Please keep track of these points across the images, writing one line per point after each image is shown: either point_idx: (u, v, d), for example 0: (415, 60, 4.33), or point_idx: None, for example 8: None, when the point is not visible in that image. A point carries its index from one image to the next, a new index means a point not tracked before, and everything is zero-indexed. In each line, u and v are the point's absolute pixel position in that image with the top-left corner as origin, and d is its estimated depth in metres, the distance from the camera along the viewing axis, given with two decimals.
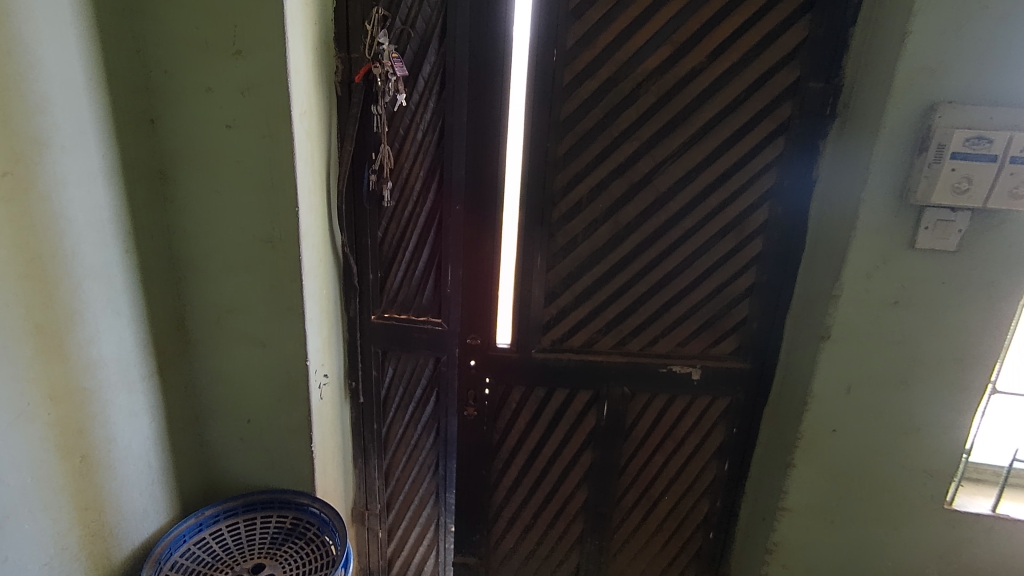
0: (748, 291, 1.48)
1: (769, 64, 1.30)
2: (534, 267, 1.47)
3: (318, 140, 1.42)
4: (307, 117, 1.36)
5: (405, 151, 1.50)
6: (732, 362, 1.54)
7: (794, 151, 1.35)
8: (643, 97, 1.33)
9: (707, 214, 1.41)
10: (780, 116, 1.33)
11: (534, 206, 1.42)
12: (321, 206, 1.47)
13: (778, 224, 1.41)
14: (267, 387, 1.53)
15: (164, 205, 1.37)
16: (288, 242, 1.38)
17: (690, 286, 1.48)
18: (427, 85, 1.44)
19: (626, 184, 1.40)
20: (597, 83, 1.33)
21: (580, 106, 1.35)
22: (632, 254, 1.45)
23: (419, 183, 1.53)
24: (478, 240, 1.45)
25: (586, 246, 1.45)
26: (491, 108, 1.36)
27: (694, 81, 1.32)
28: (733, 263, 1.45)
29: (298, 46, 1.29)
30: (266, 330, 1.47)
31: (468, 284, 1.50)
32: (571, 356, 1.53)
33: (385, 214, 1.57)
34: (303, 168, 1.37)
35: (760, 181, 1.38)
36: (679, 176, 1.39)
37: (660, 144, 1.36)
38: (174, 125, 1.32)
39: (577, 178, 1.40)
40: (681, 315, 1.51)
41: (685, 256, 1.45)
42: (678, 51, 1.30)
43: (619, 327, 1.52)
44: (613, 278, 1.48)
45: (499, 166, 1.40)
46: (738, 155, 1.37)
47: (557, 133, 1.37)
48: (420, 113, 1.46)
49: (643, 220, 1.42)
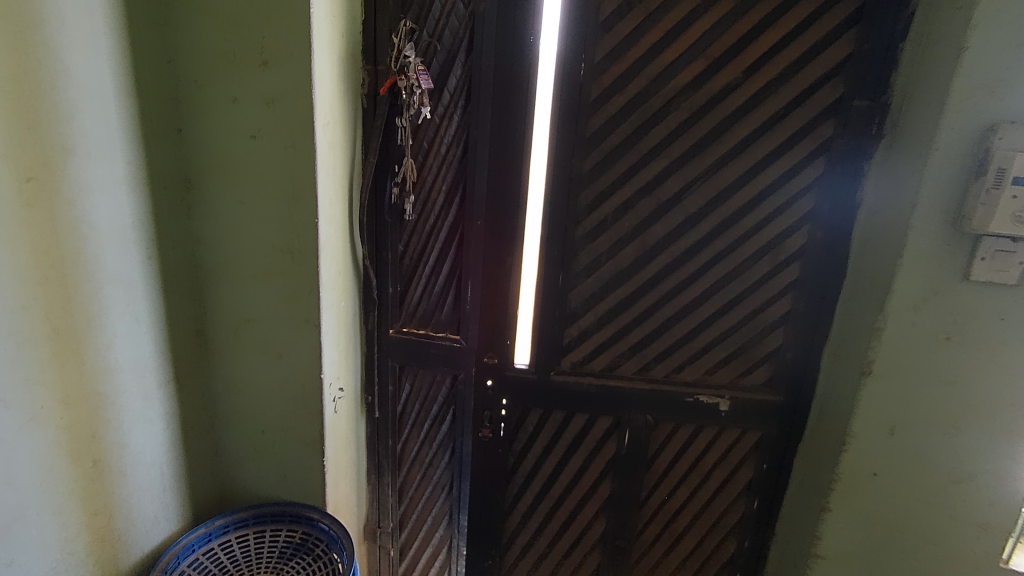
0: (782, 319, 1.40)
1: (809, 80, 1.23)
2: (555, 287, 1.42)
3: (341, 151, 1.41)
4: (331, 129, 1.35)
5: (428, 164, 1.48)
6: (764, 394, 1.45)
7: (835, 172, 1.27)
8: (674, 113, 1.28)
9: (740, 236, 1.34)
10: (820, 136, 1.26)
11: (557, 223, 1.37)
12: (343, 218, 1.46)
13: (817, 249, 1.32)
14: (282, 398, 1.51)
15: (188, 213, 1.38)
16: (307, 253, 1.38)
17: (720, 312, 1.41)
18: (452, 98, 1.42)
19: (654, 204, 1.34)
20: (625, 98, 1.28)
21: (607, 122, 1.30)
22: (658, 276, 1.39)
23: (441, 197, 1.50)
24: (498, 257, 1.41)
25: (609, 266, 1.39)
26: (516, 122, 1.32)
27: (729, 97, 1.25)
28: (766, 289, 1.38)
29: (324, 58, 1.28)
30: (282, 340, 1.46)
31: (486, 301, 1.45)
32: (591, 380, 1.47)
33: (407, 227, 1.55)
34: (325, 178, 1.36)
35: (798, 204, 1.31)
36: (710, 197, 1.32)
37: (691, 162, 1.30)
38: (200, 135, 1.33)
39: (603, 195, 1.35)
40: (709, 342, 1.43)
41: (715, 280, 1.38)
42: (712, 66, 1.24)
43: (643, 352, 1.45)
44: (638, 301, 1.41)
45: (522, 182, 1.36)
46: (773, 175, 1.29)
47: (583, 148, 1.32)
48: (444, 127, 1.44)
49: (670, 241, 1.36)
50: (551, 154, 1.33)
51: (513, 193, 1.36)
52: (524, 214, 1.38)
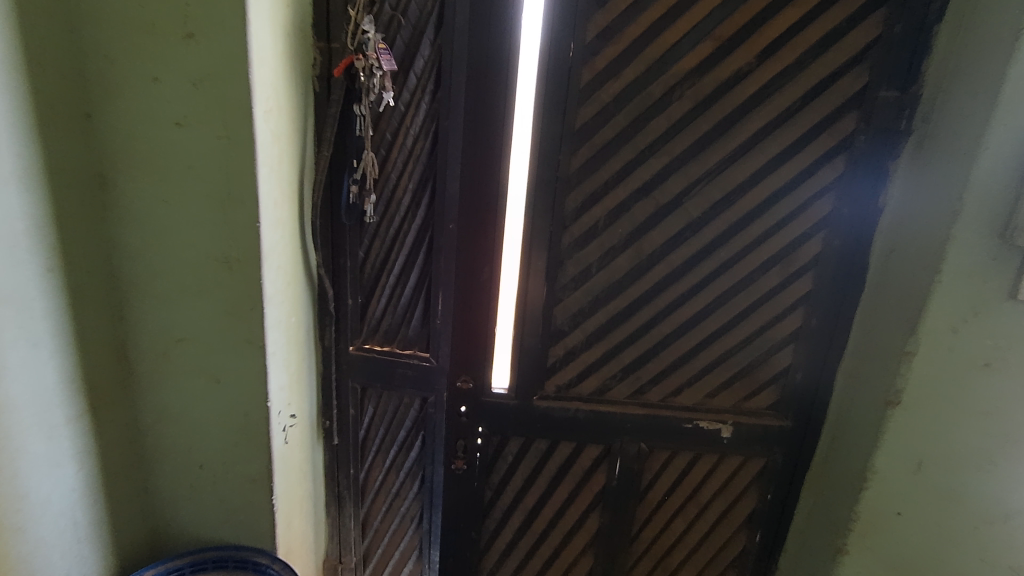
0: (793, 335, 1.25)
1: (831, 67, 1.07)
2: (539, 302, 1.24)
3: (289, 142, 1.21)
4: (275, 116, 1.14)
5: (392, 159, 1.28)
6: (770, 418, 1.30)
7: (857, 172, 1.12)
8: (677, 103, 1.11)
9: (748, 244, 1.19)
10: (841, 131, 1.10)
11: (541, 229, 1.19)
12: (292, 221, 1.25)
13: (834, 258, 1.18)
14: (222, 429, 1.30)
15: (103, 216, 1.16)
16: (247, 263, 1.17)
17: (723, 328, 1.25)
18: (420, 82, 1.22)
19: (652, 207, 1.17)
20: (621, 85, 1.10)
21: (599, 113, 1.12)
22: (655, 289, 1.22)
23: (407, 197, 1.31)
24: (472, 267, 1.22)
25: (600, 277, 1.22)
26: (493, 111, 1.13)
27: (740, 86, 1.09)
28: (776, 303, 1.22)
29: (263, 31, 1.07)
30: (221, 364, 1.25)
31: (460, 316, 1.26)
32: (579, 405, 1.30)
33: (368, 231, 1.35)
34: (269, 176, 1.15)
35: (814, 207, 1.15)
36: (716, 199, 1.16)
37: (696, 159, 1.14)
38: (115, 122, 1.10)
39: (593, 197, 1.17)
40: (711, 362, 1.27)
41: (719, 293, 1.22)
42: (722, 48, 1.07)
43: (637, 373, 1.29)
44: (632, 316, 1.25)
45: (501, 182, 1.17)
46: (787, 176, 1.14)
47: (570, 143, 1.14)
48: (411, 116, 1.25)
49: (670, 249, 1.19)
50: (534, 149, 1.14)
51: (490, 194, 1.18)
52: (504, 219, 1.19)
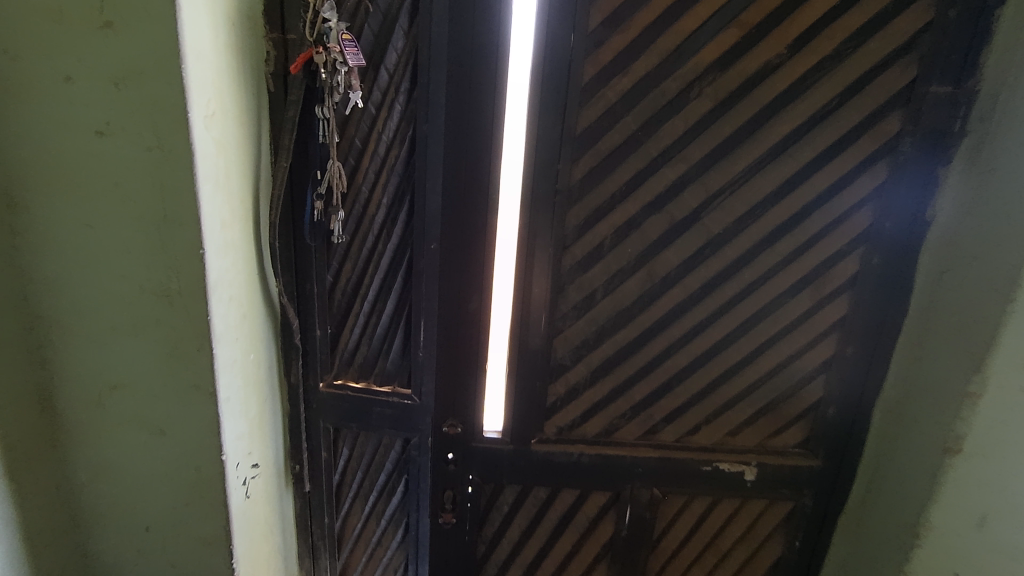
0: (825, 365, 1.10)
1: (875, 58, 0.91)
2: (536, 334, 1.07)
3: (239, 152, 1.02)
4: (220, 122, 0.96)
5: (362, 169, 1.11)
6: (799, 458, 1.15)
7: (903, 180, 0.96)
8: (696, 102, 0.94)
9: (777, 263, 1.03)
10: (884, 133, 0.95)
11: (538, 251, 1.02)
12: (246, 245, 1.07)
13: (874, 278, 1.02)
14: (170, 487, 1.12)
15: (12, 243, 0.96)
16: (191, 296, 0.99)
17: (747, 359, 1.09)
18: (392, 80, 1.05)
19: (665, 223, 1.01)
20: (630, 82, 0.94)
21: (605, 115, 0.95)
22: (669, 316, 1.06)
23: (381, 213, 1.13)
24: (458, 295, 1.05)
25: (606, 304, 1.06)
26: (480, 114, 0.95)
27: (770, 81, 0.93)
28: (806, 329, 1.07)
29: (199, 19, 0.88)
30: (164, 413, 1.06)
31: (445, 351, 1.09)
32: (583, 449, 1.14)
33: (337, 253, 1.17)
34: (214, 192, 0.97)
35: (853, 219, 1.00)
36: (740, 213, 1.00)
37: (718, 167, 0.97)
38: (19, 129, 0.90)
39: (598, 213, 1.01)
40: (733, 397, 1.12)
41: (743, 319, 1.06)
42: (748, 38, 0.91)
43: (649, 411, 1.13)
44: (643, 348, 1.09)
45: (491, 196, 1.00)
46: (823, 185, 0.98)
47: (571, 151, 0.97)
48: (384, 119, 1.07)
49: (687, 270, 1.03)
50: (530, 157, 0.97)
51: (479, 210, 1.00)
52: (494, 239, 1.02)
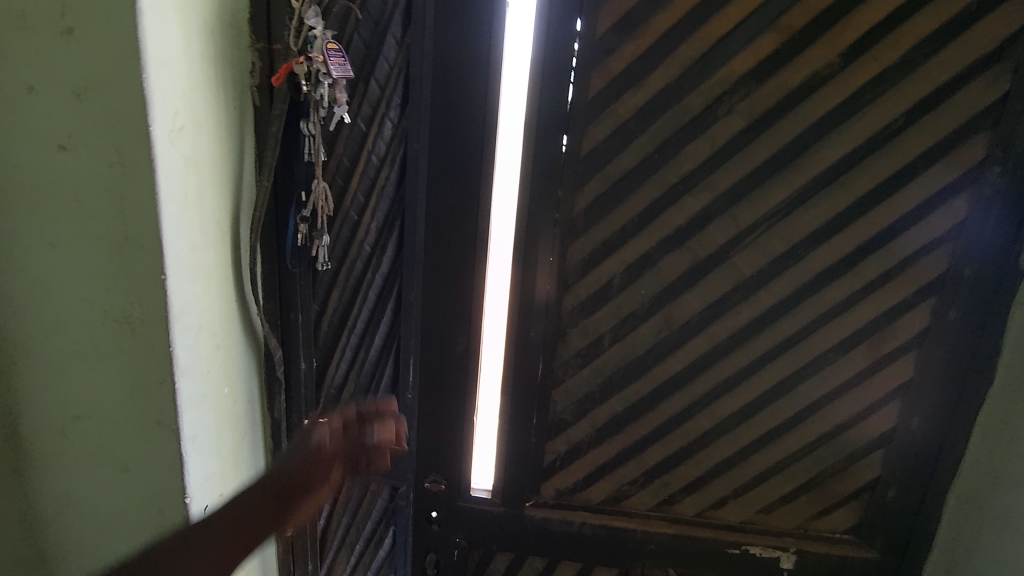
0: (883, 439, 0.90)
1: (953, 69, 0.74)
2: (531, 382, 0.93)
3: (216, 170, 0.94)
4: (191, 136, 0.88)
5: (351, 190, 1.02)
6: (847, 546, 0.96)
7: (988, 219, 0.77)
8: (725, 121, 0.79)
9: (823, 313, 0.85)
10: (965, 160, 0.76)
11: (536, 288, 0.89)
12: (221, 270, 0.98)
13: (946, 337, 0.83)
14: (133, 529, 1.02)
15: None
16: (154, 327, 0.89)
17: (785, 426, 0.91)
18: (383, 94, 0.97)
19: (686, 261, 0.85)
20: (646, 96, 0.80)
21: (615, 135, 0.82)
22: (690, 370, 0.90)
23: (371, 236, 1.05)
24: (443, 335, 0.93)
25: (615, 351, 0.91)
26: (469, 132, 0.84)
27: (817, 96, 0.77)
28: (859, 394, 0.88)
29: (166, 23, 0.80)
30: (127, 451, 0.97)
31: (428, 396, 0.97)
32: (586, 518, 0.98)
33: (323, 280, 1.08)
34: (183, 213, 0.88)
35: (922, 264, 0.81)
36: (778, 253, 0.83)
37: (751, 197, 0.82)
38: None
39: (606, 248, 0.87)
40: (766, 468, 0.94)
41: (780, 379, 0.89)
42: (791, 44, 0.75)
43: (664, 479, 0.96)
44: (658, 406, 0.93)
45: (480, 224, 0.88)
46: (884, 222, 0.80)
47: (575, 176, 0.84)
48: (373, 136, 0.98)
49: (712, 317, 0.87)
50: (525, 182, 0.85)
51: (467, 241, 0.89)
52: (484, 273, 0.90)
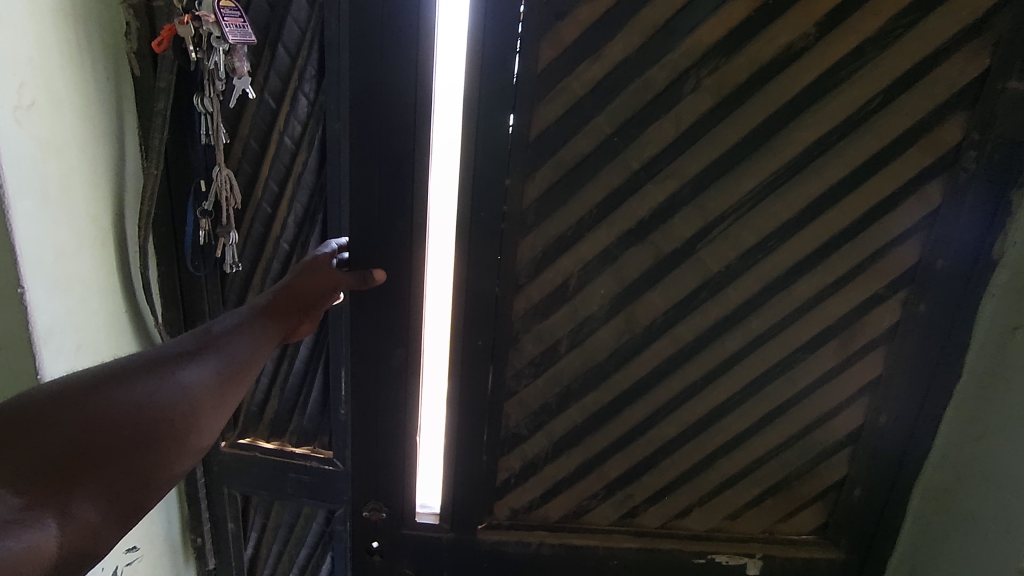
0: (851, 437, 0.86)
1: (933, 43, 0.67)
2: (480, 395, 0.83)
3: (86, 154, 0.76)
4: (46, 113, 0.70)
5: (262, 179, 0.86)
6: (814, 547, 0.92)
7: (965, 208, 0.72)
8: (692, 98, 0.70)
9: (794, 310, 0.79)
10: (942, 143, 0.70)
11: (484, 291, 0.78)
12: (102, 277, 0.81)
13: (919, 331, 0.78)
14: None
15: None
16: (13, 350, 0.72)
17: (753, 430, 0.85)
18: (295, 63, 0.80)
19: (650, 257, 0.76)
20: (603, 69, 0.69)
21: (568, 115, 0.71)
22: (653, 376, 0.82)
23: (288, 233, 0.89)
24: (377, 347, 0.81)
25: (574, 358, 0.82)
26: (399, 112, 0.71)
27: (792, 71, 0.68)
28: (828, 394, 0.83)
29: None
30: None
31: (363, 417, 0.85)
32: (544, 536, 0.90)
33: (234, 283, 0.92)
34: (43, 209, 0.71)
35: (895, 255, 0.75)
36: (748, 246, 0.75)
37: (719, 185, 0.73)
38: None
39: (561, 244, 0.76)
40: (734, 474, 0.88)
41: (749, 380, 0.82)
42: (764, 10, 0.66)
43: (627, 491, 0.89)
44: (620, 415, 0.85)
45: (415, 222, 0.76)
46: (859, 211, 0.73)
47: (524, 163, 0.72)
48: (286, 116, 0.82)
49: (678, 318, 0.79)
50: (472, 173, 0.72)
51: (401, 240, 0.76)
52: (425, 276, 0.79)
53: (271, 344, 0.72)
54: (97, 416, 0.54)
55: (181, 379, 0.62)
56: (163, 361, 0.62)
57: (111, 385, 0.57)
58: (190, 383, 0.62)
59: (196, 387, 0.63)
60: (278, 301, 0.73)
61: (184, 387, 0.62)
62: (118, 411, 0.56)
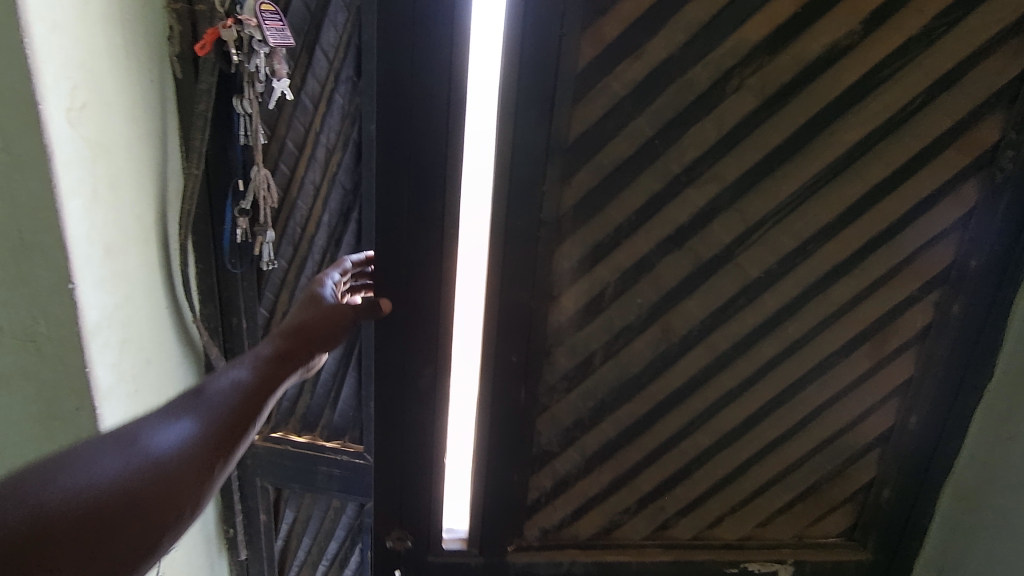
0: (881, 439, 0.86)
1: (974, 43, 0.67)
2: (513, 406, 0.83)
3: (132, 154, 0.79)
4: (96, 115, 0.72)
5: (299, 178, 0.88)
6: (843, 552, 0.92)
7: (1001, 209, 0.72)
8: (733, 99, 0.69)
9: (826, 315, 0.79)
10: (980, 144, 0.70)
11: (519, 302, 0.78)
12: (146, 274, 0.84)
13: (953, 333, 0.78)
14: None
15: None
16: (64, 344, 0.74)
17: (786, 436, 0.86)
18: (332, 65, 0.82)
19: (688, 262, 0.77)
20: (644, 69, 0.68)
21: (611, 123, 0.72)
22: (689, 385, 0.83)
23: (323, 231, 0.92)
24: (408, 364, 0.80)
25: (609, 369, 0.83)
26: (433, 116, 0.69)
27: (833, 71, 0.68)
28: (861, 396, 0.83)
29: None
30: None
31: (390, 435, 0.84)
32: (576, 554, 0.92)
33: (270, 280, 0.95)
34: (92, 207, 0.73)
35: (930, 256, 0.75)
36: (786, 252, 0.76)
37: (757, 188, 0.73)
38: None
39: (597, 252, 0.76)
40: (766, 480, 0.89)
41: (783, 387, 0.83)
42: (807, 9, 0.66)
43: (661, 501, 0.90)
44: (654, 424, 0.86)
45: (448, 229, 0.74)
46: (896, 214, 0.73)
47: (560, 167, 0.72)
48: (322, 116, 0.85)
49: (714, 325, 0.80)
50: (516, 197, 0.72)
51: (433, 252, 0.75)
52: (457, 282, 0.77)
53: (272, 391, 0.68)
54: (61, 494, 0.48)
55: (161, 443, 0.56)
56: (140, 428, 0.57)
57: (76, 460, 0.51)
58: (172, 445, 0.57)
59: (179, 449, 0.57)
60: (281, 345, 0.71)
61: (173, 439, 0.57)
62: (86, 489, 0.50)
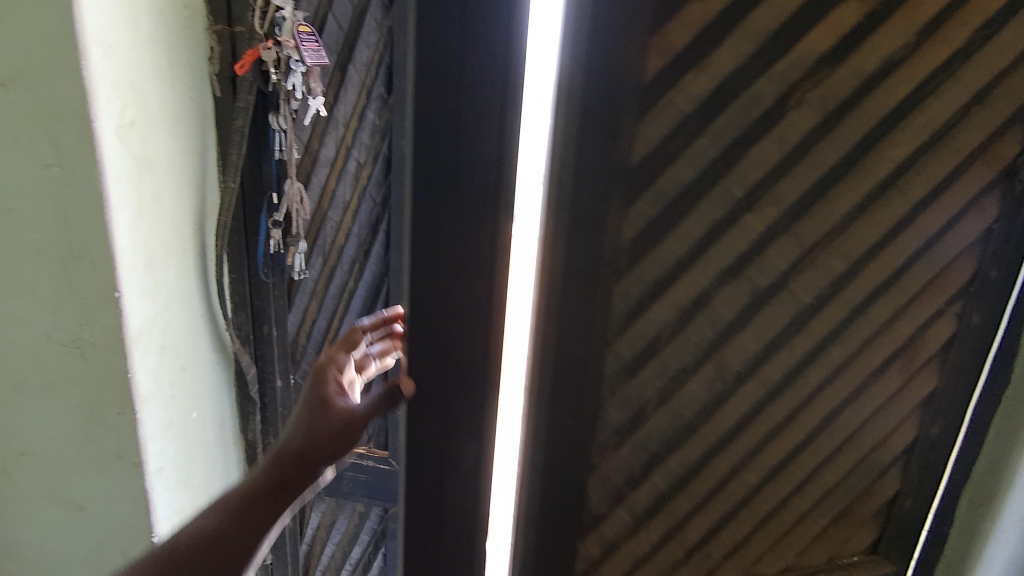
0: (906, 450, 0.86)
1: (1008, 54, 0.66)
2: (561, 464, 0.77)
3: (174, 169, 0.83)
4: (142, 132, 0.76)
5: (331, 192, 0.92)
6: (873, 568, 0.91)
7: None
8: (795, 115, 0.66)
9: (868, 340, 0.78)
10: (1007, 155, 0.70)
11: (574, 353, 0.72)
12: (183, 283, 0.87)
13: (980, 344, 0.78)
14: (90, 571, 0.91)
15: None
16: (108, 350, 0.78)
17: (824, 461, 0.86)
18: (364, 83, 0.86)
19: (747, 291, 0.73)
20: (710, 82, 0.64)
21: (697, 117, 0.65)
22: (744, 421, 0.81)
23: (352, 243, 0.95)
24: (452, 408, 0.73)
25: (662, 417, 0.79)
26: (485, 114, 0.62)
27: (896, 71, 0.66)
28: (891, 410, 0.83)
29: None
30: (81, 487, 0.85)
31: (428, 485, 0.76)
32: None
33: (300, 290, 0.98)
34: (137, 219, 0.77)
35: (957, 268, 0.75)
36: (837, 274, 0.73)
37: (814, 211, 0.70)
38: None
39: (656, 289, 0.72)
40: (805, 506, 0.89)
41: (826, 414, 0.82)
42: (874, 18, 0.64)
43: (708, 550, 0.88)
44: (706, 467, 0.83)
45: (495, 266, 0.67)
46: (932, 227, 0.72)
47: (621, 194, 0.66)
48: (354, 132, 0.88)
49: (765, 358, 0.77)
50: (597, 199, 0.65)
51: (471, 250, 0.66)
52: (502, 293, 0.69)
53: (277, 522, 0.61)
54: None
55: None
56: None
57: None
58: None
59: None
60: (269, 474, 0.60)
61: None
62: None
